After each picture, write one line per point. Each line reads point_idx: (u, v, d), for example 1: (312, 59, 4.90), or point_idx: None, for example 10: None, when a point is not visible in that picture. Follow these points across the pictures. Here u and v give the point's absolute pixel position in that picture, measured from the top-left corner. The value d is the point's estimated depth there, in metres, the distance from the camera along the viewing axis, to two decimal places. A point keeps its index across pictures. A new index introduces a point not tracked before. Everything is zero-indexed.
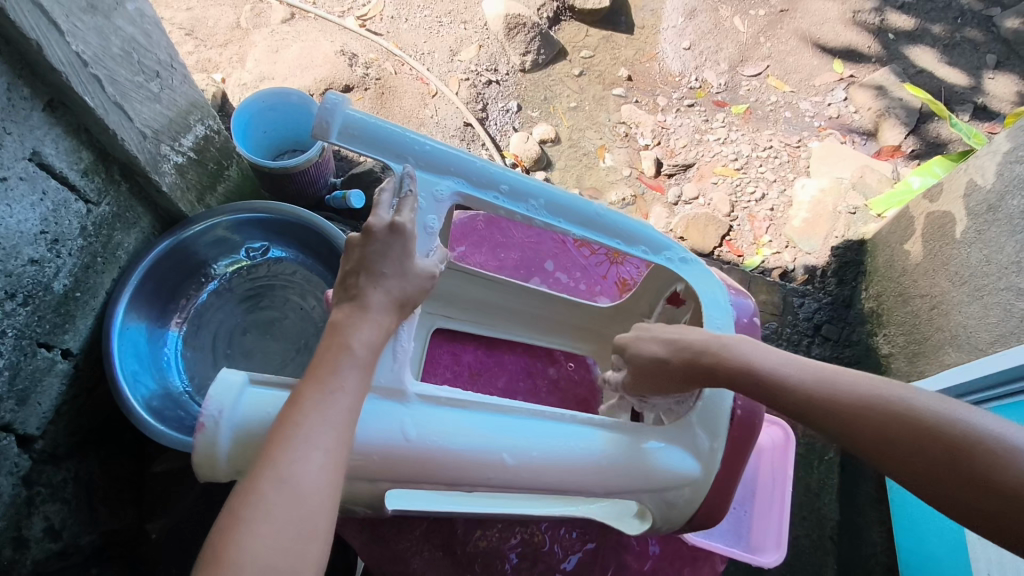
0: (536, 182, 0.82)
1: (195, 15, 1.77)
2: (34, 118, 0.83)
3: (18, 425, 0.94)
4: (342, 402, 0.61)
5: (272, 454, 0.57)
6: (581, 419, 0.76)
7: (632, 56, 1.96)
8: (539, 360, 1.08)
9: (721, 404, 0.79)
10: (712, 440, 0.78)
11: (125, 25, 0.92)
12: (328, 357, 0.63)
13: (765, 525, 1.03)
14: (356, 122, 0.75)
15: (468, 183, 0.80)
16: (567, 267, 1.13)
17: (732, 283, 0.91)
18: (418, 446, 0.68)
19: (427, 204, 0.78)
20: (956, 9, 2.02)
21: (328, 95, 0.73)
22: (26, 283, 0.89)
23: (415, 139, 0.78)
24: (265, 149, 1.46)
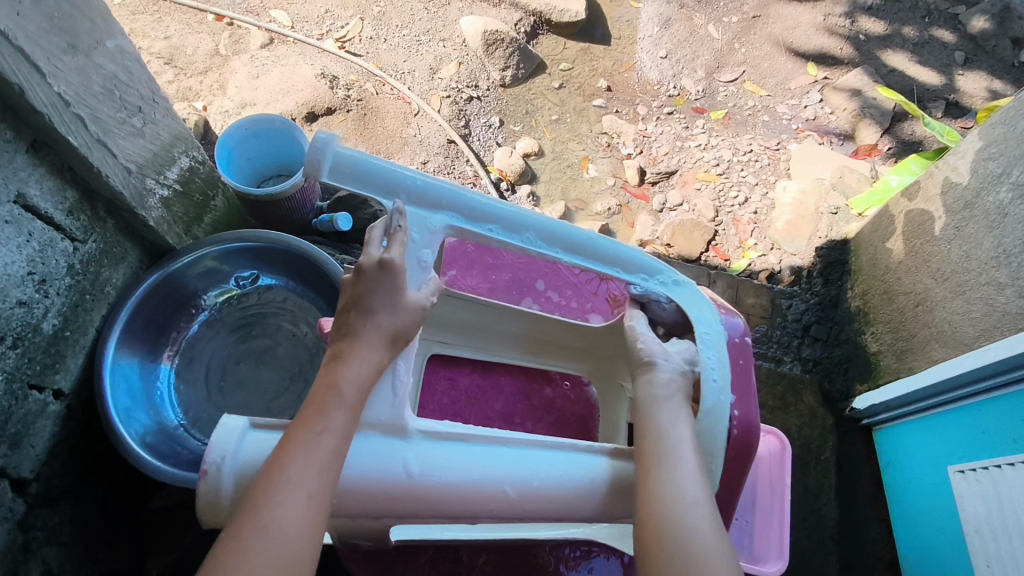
0: (529, 212, 0.82)
1: (174, 44, 1.77)
2: (18, 160, 0.83)
3: (11, 469, 0.92)
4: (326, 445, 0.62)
5: (258, 499, 0.58)
6: (589, 447, 0.76)
7: (610, 67, 1.99)
8: (535, 381, 1.08)
9: (716, 418, 0.78)
10: (709, 462, 0.77)
11: (105, 63, 0.92)
12: (319, 400, 0.65)
13: (766, 535, 1.01)
14: (348, 158, 0.75)
15: (461, 218, 0.79)
16: (558, 286, 1.07)
17: (723, 303, 0.90)
18: (420, 482, 0.67)
19: (420, 237, 0.78)
20: (922, 9, 2.08)
21: (318, 134, 0.72)
22: (15, 326, 0.89)
23: (406, 174, 0.77)
24: (249, 175, 1.46)
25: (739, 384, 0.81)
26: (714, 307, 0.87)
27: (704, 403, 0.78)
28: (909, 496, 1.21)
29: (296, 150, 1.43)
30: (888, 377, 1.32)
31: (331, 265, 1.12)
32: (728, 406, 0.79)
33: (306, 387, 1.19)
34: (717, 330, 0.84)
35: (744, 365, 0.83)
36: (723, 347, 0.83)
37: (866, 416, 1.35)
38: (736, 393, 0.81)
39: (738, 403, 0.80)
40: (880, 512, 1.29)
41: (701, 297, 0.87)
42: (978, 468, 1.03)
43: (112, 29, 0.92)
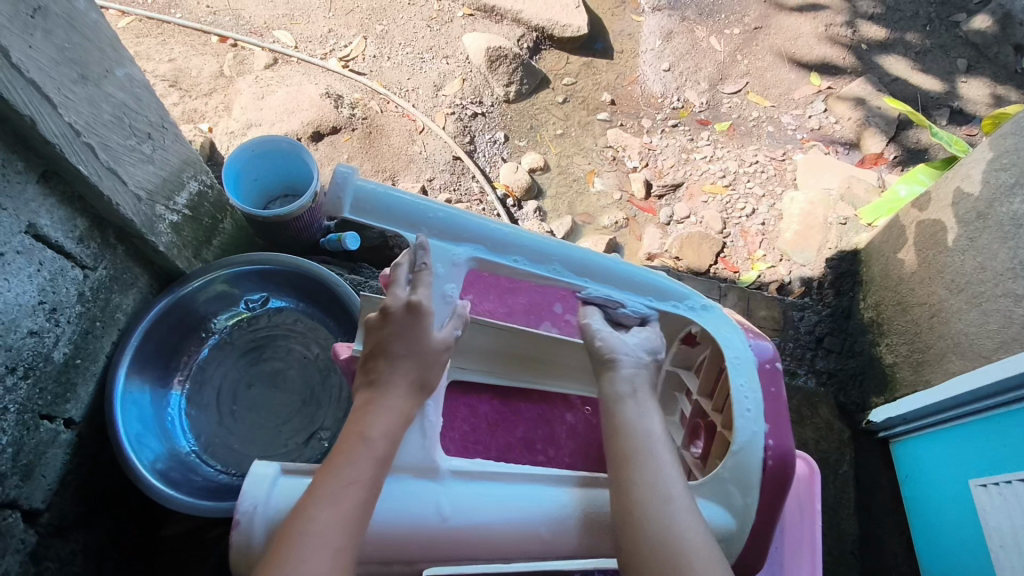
0: (551, 241, 0.82)
1: (178, 66, 1.78)
2: (28, 191, 0.83)
3: (23, 500, 0.92)
4: (353, 494, 0.62)
5: (282, 554, 0.57)
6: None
7: (613, 80, 2.00)
8: (557, 407, 1.07)
9: (749, 452, 0.77)
10: (744, 496, 0.76)
11: (115, 92, 0.92)
12: (346, 447, 0.65)
13: (797, 563, 0.96)
14: (366, 193, 0.75)
15: (485, 249, 0.80)
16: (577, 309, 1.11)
17: (751, 326, 0.89)
18: (454, 525, 0.69)
19: (445, 272, 0.78)
20: (923, 17, 2.08)
21: (338, 169, 0.71)
22: (26, 356, 0.88)
23: (428, 207, 0.78)
24: (256, 197, 1.46)
25: (771, 414, 0.80)
26: (741, 330, 0.86)
27: (738, 438, 0.77)
28: (930, 512, 1.19)
29: (303, 171, 1.43)
30: (905, 390, 1.31)
31: (340, 284, 1.12)
32: (761, 437, 0.78)
33: (318, 411, 1.18)
34: (747, 356, 0.83)
35: (775, 394, 0.81)
36: (754, 373, 0.82)
37: (883, 429, 1.33)
38: (768, 423, 0.79)
39: (771, 433, 0.78)
40: (899, 526, 1.27)
41: (727, 321, 0.86)
42: (1000, 482, 1.01)
43: (121, 57, 0.92)
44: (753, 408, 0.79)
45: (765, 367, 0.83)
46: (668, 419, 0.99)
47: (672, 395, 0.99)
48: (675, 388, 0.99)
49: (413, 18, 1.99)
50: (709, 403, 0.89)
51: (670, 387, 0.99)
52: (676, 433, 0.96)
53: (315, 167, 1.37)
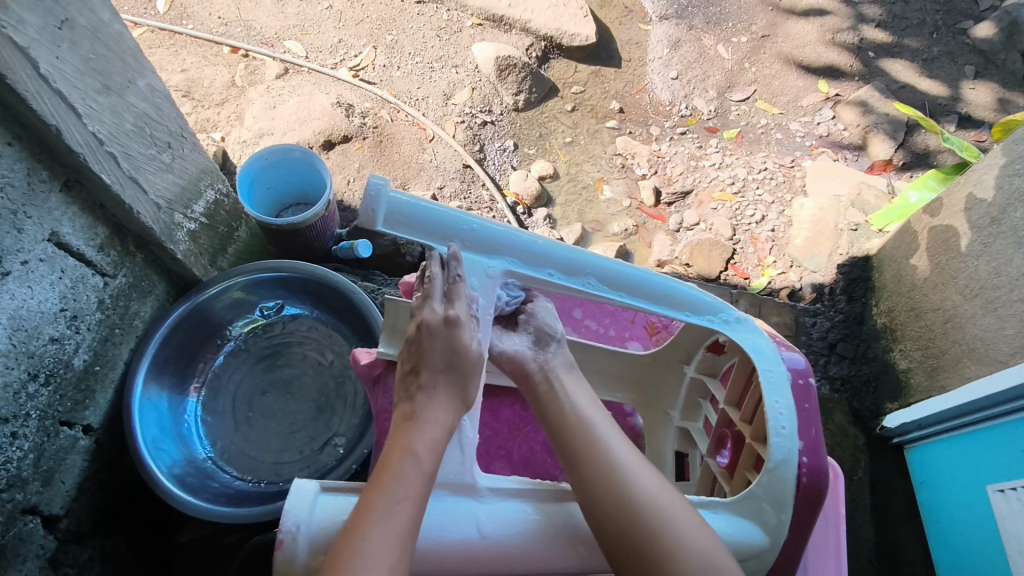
0: (584, 253, 0.83)
1: (191, 77, 1.80)
2: (52, 199, 0.84)
3: (43, 506, 0.92)
4: (404, 509, 0.63)
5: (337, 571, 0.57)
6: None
7: (622, 88, 2.01)
8: None
9: (783, 470, 0.77)
10: (778, 514, 0.76)
11: (137, 102, 0.93)
12: (394, 463, 0.66)
13: (822, 565, 0.96)
14: (399, 204, 0.75)
15: (518, 262, 0.81)
16: (595, 314, 1.14)
17: (782, 338, 0.89)
18: (494, 543, 0.67)
19: (478, 285, 0.79)
20: (930, 24, 2.09)
21: (372, 181, 0.71)
22: (47, 363, 0.89)
23: (461, 219, 0.78)
24: (269, 205, 1.47)
25: (806, 430, 0.79)
26: (771, 341, 0.86)
27: (773, 456, 0.77)
28: (947, 519, 1.18)
29: (316, 180, 1.44)
30: (919, 395, 1.31)
31: (354, 292, 1.12)
32: (794, 455, 0.77)
33: (333, 417, 1.18)
34: (780, 369, 0.82)
35: (809, 409, 0.80)
36: (788, 389, 0.81)
37: (898, 435, 1.33)
38: (802, 440, 0.79)
39: (806, 450, 0.78)
40: (916, 534, 1.26)
41: (758, 333, 0.86)
42: (1019, 488, 1.00)
43: (142, 67, 0.93)
44: (787, 425, 0.79)
45: (798, 382, 0.82)
46: (691, 424, 1.02)
47: (695, 400, 1.03)
48: (698, 394, 1.02)
49: (422, 28, 2.01)
50: (736, 413, 0.89)
51: (693, 393, 1.02)
52: (701, 440, 0.99)
53: (328, 175, 1.38)
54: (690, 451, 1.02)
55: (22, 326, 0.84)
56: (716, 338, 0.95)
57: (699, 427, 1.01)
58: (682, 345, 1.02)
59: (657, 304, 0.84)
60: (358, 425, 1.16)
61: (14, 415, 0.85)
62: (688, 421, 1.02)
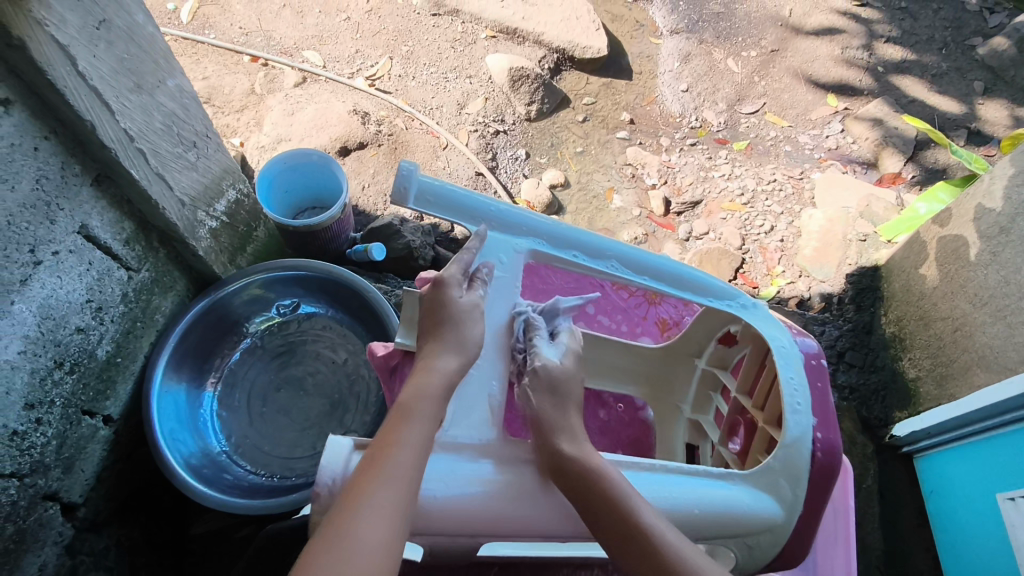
0: (606, 240, 0.88)
1: (212, 84, 1.84)
2: (83, 193, 0.87)
3: (63, 493, 0.95)
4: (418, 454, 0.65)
5: (346, 510, 0.59)
6: (673, 470, 0.75)
7: (633, 100, 2.04)
8: (590, 403, 1.11)
9: (799, 447, 0.78)
10: (794, 489, 0.77)
11: (166, 101, 0.95)
12: (401, 415, 0.68)
13: (830, 558, 0.98)
14: (428, 186, 0.82)
15: (543, 243, 0.87)
16: (608, 311, 1.16)
17: (794, 325, 0.91)
18: (515, 503, 0.70)
19: (507, 261, 0.86)
20: (938, 41, 2.13)
21: (404, 163, 0.78)
22: (73, 352, 0.91)
23: (487, 204, 0.86)
24: (285, 207, 1.50)
25: (818, 407, 0.81)
26: (785, 329, 0.88)
27: (790, 432, 0.78)
28: (957, 525, 1.18)
29: (330, 184, 1.47)
30: (929, 404, 1.31)
31: (368, 288, 1.14)
32: (809, 431, 0.79)
33: (346, 413, 1.20)
34: (794, 350, 0.85)
35: (821, 388, 0.83)
36: (801, 367, 0.84)
37: (907, 444, 1.33)
38: (815, 417, 0.81)
39: (819, 426, 0.80)
40: (925, 542, 1.26)
41: (772, 320, 0.89)
42: None
43: (173, 68, 0.96)
44: (802, 402, 0.80)
45: (810, 364, 0.85)
46: (703, 416, 1.04)
47: (706, 394, 1.04)
48: (709, 387, 1.04)
49: (437, 40, 2.05)
50: (747, 400, 0.91)
51: (705, 386, 1.04)
52: (712, 431, 1.00)
53: (344, 179, 1.41)
54: (701, 443, 1.04)
55: (51, 315, 0.87)
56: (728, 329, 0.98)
57: (710, 419, 1.02)
58: (693, 339, 1.04)
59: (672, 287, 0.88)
60: (370, 422, 1.18)
61: (41, 401, 0.88)
62: (699, 414, 1.04)
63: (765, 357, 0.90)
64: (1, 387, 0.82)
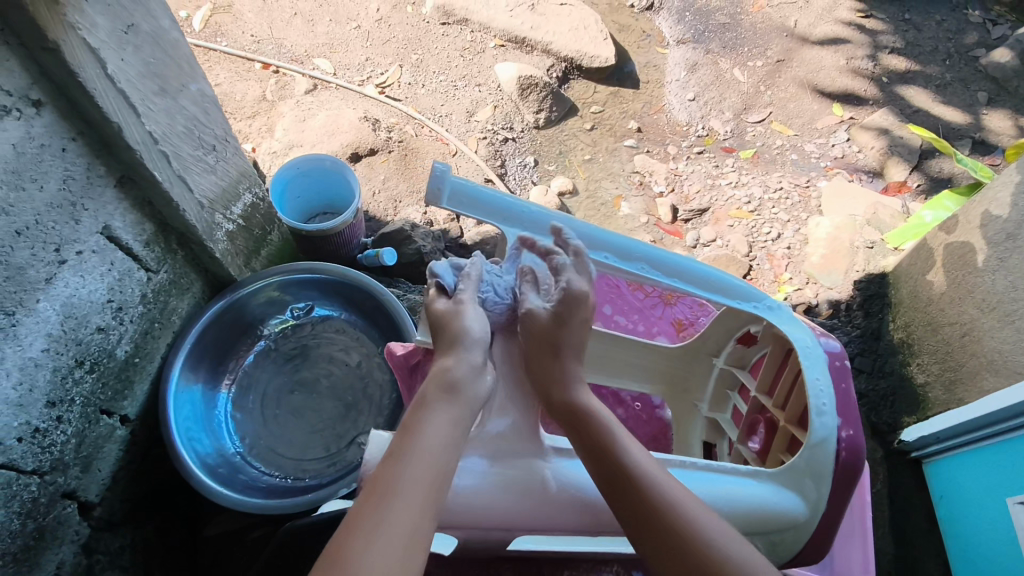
0: (639, 243, 0.89)
1: (224, 91, 1.87)
2: (106, 194, 0.89)
3: (80, 492, 0.95)
4: (429, 469, 0.63)
5: (363, 517, 0.57)
6: (700, 467, 0.78)
7: (640, 109, 2.06)
8: (608, 402, 1.14)
9: (824, 447, 0.80)
10: (818, 489, 0.79)
11: (189, 105, 0.97)
12: (415, 416, 0.69)
13: (847, 552, 1.00)
14: (460, 187, 0.82)
15: (577, 246, 0.88)
16: (624, 310, 1.18)
17: (818, 326, 0.92)
18: (541, 497, 0.75)
19: (540, 262, 0.89)
20: (942, 52, 2.16)
21: (436, 165, 0.79)
22: (93, 351, 0.93)
23: (520, 204, 0.87)
24: (298, 212, 1.52)
25: (843, 405, 0.82)
26: (810, 331, 0.89)
27: (816, 432, 0.80)
28: (967, 530, 1.18)
29: (342, 189, 1.49)
30: (937, 409, 1.31)
31: (381, 290, 1.15)
32: (834, 431, 0.80)
33: (361, 416, 1.21)
34: (818, 350, 0.86)
35: (846, 389, 0.84)
36: (826, 368, 0.84)
37: (916, 449, 1.33)
38: (839, 415, 0.82)
39: (844, 425, 0.81)
40: (935, 548, 1.26)
41: (796, 321, 0.89)
42: None
43: (196, 73, 0.97)
44: (827, 402, 0.81)
45: (834, 364, 0.86)
46: (720, 415, 1.05)
47: (723, 392, 1.06)
48: (726, 386, 1.06)
49: (447, 48, 2.08)
50: (768, 400, 0.93)
51: (722, 385, 1.06)
52: (730, 429, 1.02)
53: (356, 184, 1.42)
54: (718, 441, 1.05)
55: (73, 314, 0.88)
56: (750, 329, 0.99)
57: (727, 418, 1.04)
58: (710, 338, 1.06)
59: (697, 289, 0.89)
60: (385, 424, 1.19)
61: (61, 399, 0.89)
62: (717, 412, 1.06)
63: (788, 354, 0.91)
64: (25, 384, 0.83)
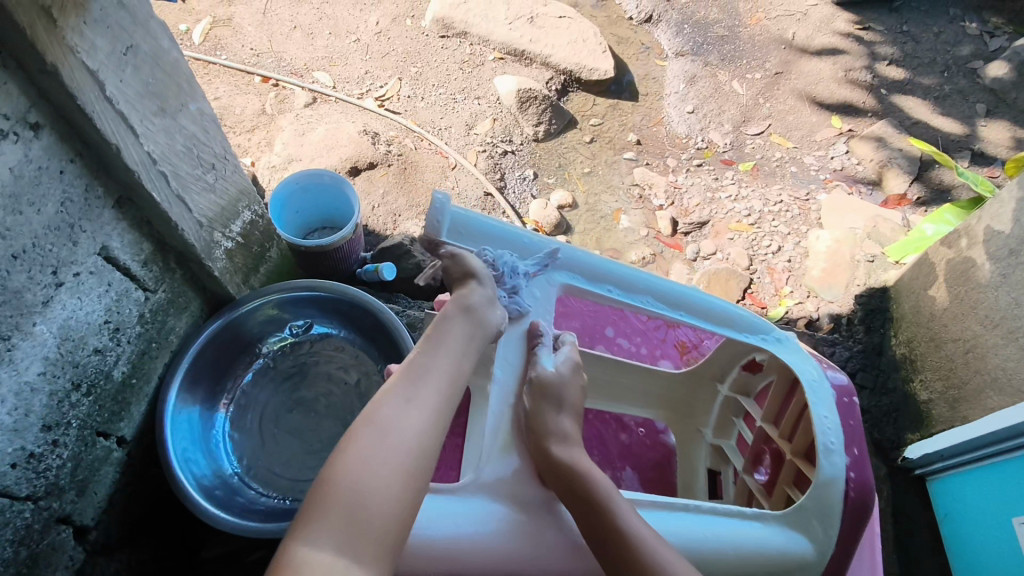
0: (641, 273, 0.90)
1: (223, 105, 1.87)
2: (105, 215, 0.88)
3: (76, 516, 0.94)
4: (443, 366, 0.76)
5: (373, 413, 0.70)
6: (706, 510, 0.79)
7: (639, 121, 2.06)
8: (610, 427, 1.12)
9: (832, 486, 0.81)
10: (825, 530, 0.80)
11: (188, 124, 0.96)
12: (435, 332, 0.79)
13: None
14: (459, 217, 0.86)
15: (578, 277, 0.89)
16: (627, 333, 1.17)
17: (825, 358, 0.93)
18: (541, 543, 0.74)
19: (540, 294, 0.89)
20: (940, 64, 2.17)
21: (436, 198, 0.82)
22: (90, 373, 0.92)
23: (521, 235, 0.89)
24: (297, 227, 1.52)
25: (851, 447, 0.83)
26: (816, 362, 0.90)
27: (823, 472, 0.81)
28: (971, 549, 1.17)
29: (341, 204, 1.48)
30: (941, 426, 1.31)
31: (382, 309, 1.14)
32: (842, 471, 0.81)
33: None
34: (825, 384, 0.87)
35: (854, 425, 0.85)
36: (832, 404, 0.86)
37: (920, 466, 1.32)
38: (849, 456, 0.83)
39: (851, 465, 0.82)
40: (941, 567, 1.24)
41: (801, 351, 0.91)
42: None
43: (195, 92, 0.97)
44: (834, 440, 0.83)
45: (842, 400, 0.87)
46: (725, 441, 1.06)
47: (728, 418, 1.06)
48: (731, 412, 1.06)
49: (446, 61, 2.08)
50: (774, 430, 0.93)
51: (727, 411, 1.06)
52: (735, 457, 1.02)
53: (356, 199, 1.41)
54: (723, 468, 1.05)
55: (70, 336, 0.87)
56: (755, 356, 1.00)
57: (732, 444, 1.05)
58: (716, 363, 1.06)
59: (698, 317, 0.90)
60: None
61: (57, 422, 0.88)
62: (721, 439, 1.06)
63: (793, 386, 0.92)
64: (20, 409, 0.82)
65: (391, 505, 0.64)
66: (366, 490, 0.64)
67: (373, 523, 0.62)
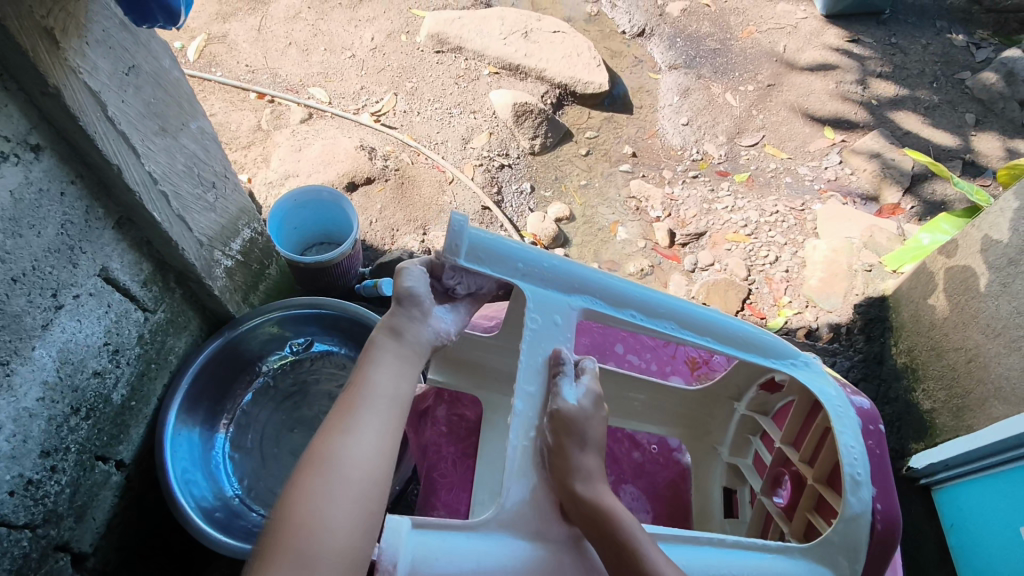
0: (662, 296, 0.89)
1: (219, 121, 1.86)
2: (105, 236, 0.87)
3: (74, 543, 0.92)
4: (385, 389, 0.77)
5: (321, 452, 0.70)
6: (729, 543, 0.78)
7: (634, 133, 2.08)
8: (623, 445, 1.13)
9: (861, 520, 0.80)
10: (852, 564, 0.79)
11: (189, 143, 0.95)
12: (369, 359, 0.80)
13: None
14: (478, 240, 0.84)
15: (599, 301, 0.87)
16: (637, 349, 1.17)
17: (847, 383, 0.94)
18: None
19: (561, 320, 0.86)
20: (929, 75, 2.20)
21: (455, 218, 0.81)
22: (88, 397, 0.90)
23: (541, 257, 0.87)
24: (295, 244, 1.51)
25: (877, 474, 0.83)
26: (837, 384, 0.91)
27: (851, 506, 0.80)
28: (977, 559, 1.17)
29: (339, 220, 1.47)
30: (946, 435, 1.32)
31: None
32: (869, 503, 0.81)
33: None
34: (851, 412, 0.87)
35: (880, 454, 0.85)
36: (859, 433, 0.86)
37: (925, 475, 1.32)
38: (876, 487, 0.83)
39: (879, 497, 0.82)
40: None
41: (821, 375, 0.91)
42: None
43: (196, 111, 0.96)
44: (862, 472, 0.82)
45: (867, 427, 0.87)
46: (741, 460, 1.08)
47: (744, 437, 1.08)
48: (747, 430, 1.08)
49: (441, 76, 2.09)
50: (794, 452, 0.94)
51: (743, 430, 1.08)
52: (752, 477, 1.04)
53: (354, 215, 1.39)
54: (738, 487, 1.07)
55: (69, 360, 0.85)
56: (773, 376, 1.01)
57: (749, 463, 1.07)
58: (732, 382, 1.07)
59: (700, 336, 0.88)
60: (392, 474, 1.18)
61: (56, 448, 0.86)
62: (738, 458, 1.08)
63: (815, 408, 0.93)
64: (18, 435, 0.80)
65: (340, 540, 0.66)
66: (321, 531, 0.65)
67: (323, 560, 0.64)
